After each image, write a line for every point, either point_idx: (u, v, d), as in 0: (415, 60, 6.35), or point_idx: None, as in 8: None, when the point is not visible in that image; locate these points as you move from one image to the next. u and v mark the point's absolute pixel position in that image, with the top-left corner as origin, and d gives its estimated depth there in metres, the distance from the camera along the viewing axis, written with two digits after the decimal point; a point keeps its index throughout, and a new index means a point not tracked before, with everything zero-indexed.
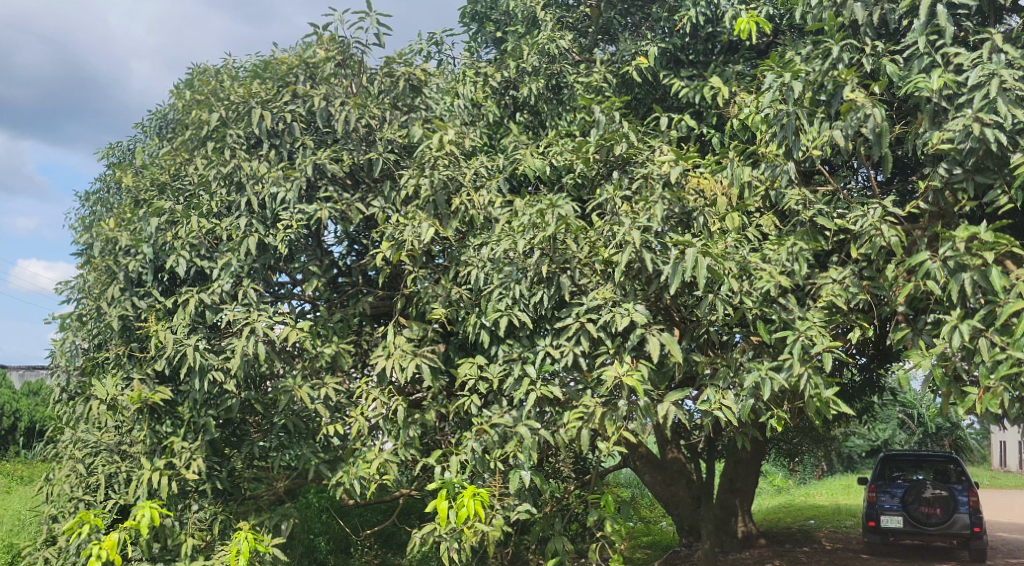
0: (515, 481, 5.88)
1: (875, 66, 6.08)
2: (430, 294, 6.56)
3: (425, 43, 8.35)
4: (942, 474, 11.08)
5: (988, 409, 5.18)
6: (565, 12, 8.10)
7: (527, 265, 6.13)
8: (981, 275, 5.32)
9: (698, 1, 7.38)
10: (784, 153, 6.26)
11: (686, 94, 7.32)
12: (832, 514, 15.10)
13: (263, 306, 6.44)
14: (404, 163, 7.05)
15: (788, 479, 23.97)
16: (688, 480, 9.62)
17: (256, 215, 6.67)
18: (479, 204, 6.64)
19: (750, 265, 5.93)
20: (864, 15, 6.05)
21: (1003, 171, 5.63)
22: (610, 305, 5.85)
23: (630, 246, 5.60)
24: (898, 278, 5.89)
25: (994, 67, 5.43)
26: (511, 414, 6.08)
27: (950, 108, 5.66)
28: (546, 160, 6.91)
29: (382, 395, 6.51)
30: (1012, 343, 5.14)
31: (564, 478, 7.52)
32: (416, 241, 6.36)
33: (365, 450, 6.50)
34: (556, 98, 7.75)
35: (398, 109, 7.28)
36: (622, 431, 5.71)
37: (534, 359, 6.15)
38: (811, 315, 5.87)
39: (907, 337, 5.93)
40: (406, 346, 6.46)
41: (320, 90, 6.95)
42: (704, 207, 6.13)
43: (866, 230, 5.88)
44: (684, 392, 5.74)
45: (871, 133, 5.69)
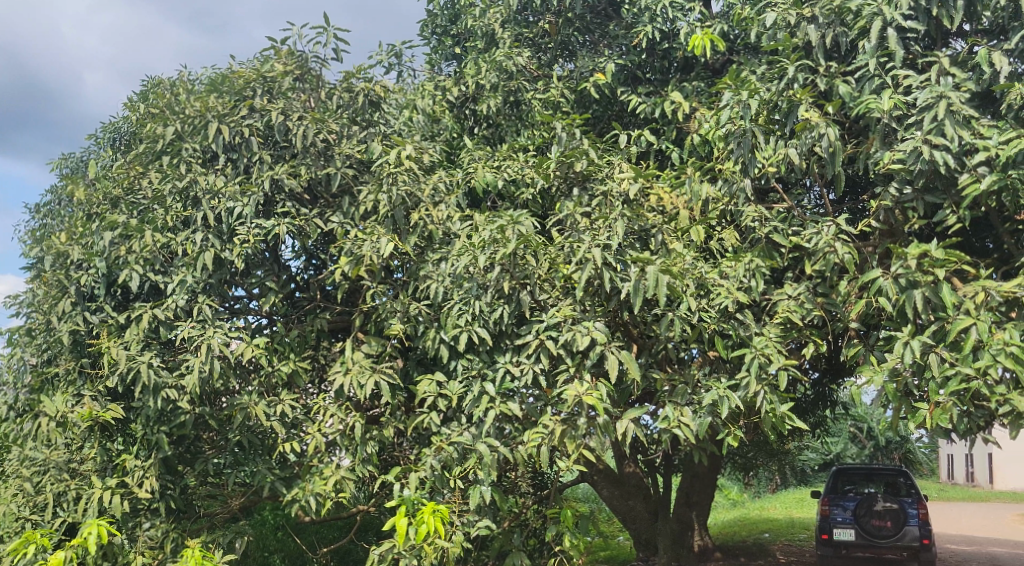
0: (475, 498, 5.89)
1: (828, 86, 6.21)
2: (388, 309, 6.54)
3: (384, 56, 8.36)
4: (893, 487, 11.31)
5: (938, 424, 5.29)
6: (524, 28, 8.07)
7: (487, 281, 6.14)
8: (931, 291, 5.46)
9: (655, 17, 7.47)
10: (740, 171, 6.35)
11: (644, 110, 7.40)
12: (786, 527, 15.27)
13: (218, 322, 6.36)
14: (363, 179, 7.03)
15: (743, 493, 24.21)
16: (644, 494, 9.68)
17: (212, 229, 6.59)
18: (437, 219, 6.63)
19: (708, 282, 5.99)
20: (817, 37, 6.20)
21: (951, 192, 5.78)
22: (569, 323, 5.90)
23: (590, 264, 5.64)
24: (851, 295, 6.01)
25: (941, 90, 5.58)
26: (470, 432, 6.07)
27: (900, 129, 5.79)
28: (505, 177, 6.92)
29: (340, 411, 6.53)
30: (961, 359, 5.27)
31: (522, 493, 7.53)
32: (375, 257, 6.33)
33: (322, 468, 6.41)
34: (515, 113, 7.75)
35: (356, 124, 7.25)
36: (582, 448, 5.73)
37: (494, 376, 6.16)
38: (766, 331, 6.00)
39: (860, 353, 6.06)
40: (365, 362, 6.42)
41: (278, 104, 6.89)
42: (663, 225, 6.16)
43: (820, 247, 5.98)
44: (643, 409, 5.80)
45: (825, 153, 5.82)
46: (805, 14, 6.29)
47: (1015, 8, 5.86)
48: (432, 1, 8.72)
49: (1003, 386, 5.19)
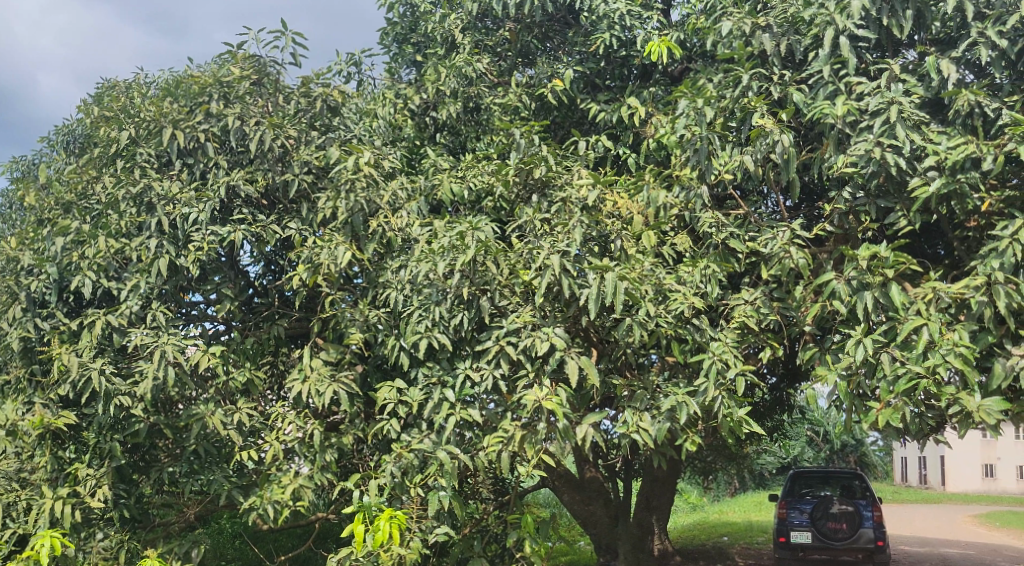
0: (434, 505, 5.89)
1: (783, 94, 6.31)
2: (348, 317, 6.49)
3: (344, 65, 8.35)
4: (848, 490, 11.52)
5: (891, 423, 5.39)
6: (484, 35, 8.10)
7: (447, 287, 6.14)
8: (882, 294, 5.56)
9: (613, 25, 7.50)
10: (697, 177, 6.40)
11: (603, 116, 7.46)
12: (745, 531, 15.44)
13: (173, 329, 6.29)
14: (321, 185, 6.98)
15: (703, 497, 24.38)
16: (606, 500, 9.69)
17: (168, 235, 6.49)
18: (397, 226, 6.60)
19: (665, 287, 6.03)
20: (771, 46, 6.30)
21: (903, 196, 5.90)
22: (529, 328, 5.92)
23: (549, 270, 5.66)
24: (806, 299, 6.10)
25: (892, 96, 5.69)
26: (430, 438, 6.05)
27: (853, 133, 5.83)
28: (465, 184, 6.93)
29: (298, 419, 6.48)
30: (911, 358, 5.38)
31: (483, 498, 7.54)
32: (332, 265, 6.30)
33: (280, 476, 6.36)
34: (475, 120, 7.78)
35: (315, 129, 7.23)
36: (542, 453, 5.78)
37: (454, 383, 6.14)
38: (723, 336, 6.07)
39: (815, 356, 6.15)
40: (323, 370, 6.37)
41: (235, 109, 6.81)
42: (621, 230, 6.22)
43: (775, 253, 6.07)
44: (602, 414, 5.83)
45: (779, 159, 5.92)
46: (759, 23, 6.40)
47: (961, 18, 6.00)
48: (391, 9, 8.71)
49: (952, 386, 5.29)
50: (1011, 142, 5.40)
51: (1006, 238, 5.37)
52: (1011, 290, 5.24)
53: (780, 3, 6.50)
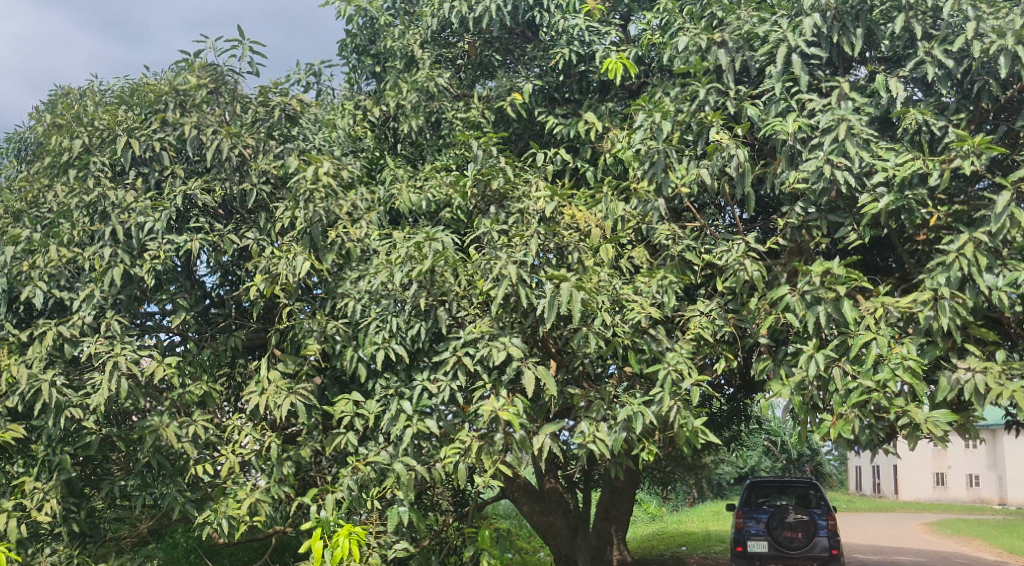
0: (393, 519, 5.88)
1: (738, 109, 6.41)
2: (305, 327, 6.43)
3: (303, 75, 8.42)
4: (804, 499, 11.66)
5: (842, 435, 5.47)
6: (444, 48, 8.12)
7: (404, 298, 6.15)
8: (833, 308, 5.67)
9: (572, 40, 7.55)
10: (654, 190, 6.46)
11: (561, 130, 7.52)
12: (704, 541, 15.57)
13: (128, 339, 6.20)
14: (280, 195, 6.94)
15: (662, 507, 24.57)
16: (565, 510, 9.71)
17: (121, 245, 6.40)
18: (356, 236, 6.57)
19: (622, 297, 6.08)
20: (727, 61, 6.39)
21: (853, 212, 6.04)
22: (486, 338, 5.93)
23: (505, 281, 5.69)
24: (761, 311, 6.17)
25: (843, 113, 5.79)
26: (387, 451, 6.02)
27: (805, 150, 5.94)
28: (422, 194, 6.95)
29: (255, 431, 6.42)
30: (862, 372, 5.47)
31: (442, 511, 7.53)
32: (290, 275, 6.26)
33: (236, 489, 6.30)
34: (436, 133, 7.80)
35: (273, 139, 7.16)
36: (499, 464, 5.76)
37: (411, 394, 6.13)
38: (679, 347, 6.12)
39: (769, 367, 6.23)
40: (281, 382, 6.31)
41: (191, 118, 6.76)
42: (578, 242, 6.23)
43: (730, 265, 6.15)
44: (559, 425, 5.86)
45: (734, 172, 5.99)
46: (715, 39, 6.46)
47: (909, 37, 6.17)
48: (351, 20, 8.70)
49: (901, 398, 5.40)
50: (956, 159, 5.53)
51: (953, 251, 5.48)
52: (956, 305, 5.36)
53: (735, 20, 6.57)
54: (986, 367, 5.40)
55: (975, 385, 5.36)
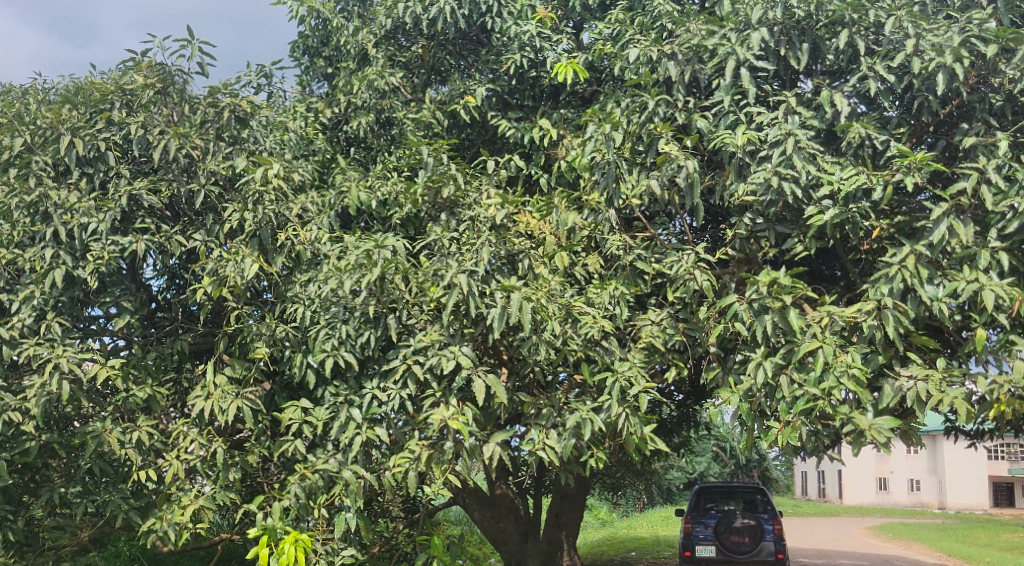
0: (341, 525, 5.81)
1: (687, 120, 6.48)
2: (253, 332, 6.34)
3: (254, 76, 8.32)
4: (751, 504, 11.83)
5: (788, 441, 5.53)
6: (398, 51, 8.08)
7: (354, 305, 6.12)
8: (780, 316, 5.75)
9: (524, 47, 7.56)
10: (605, 201, 6.52)
11: (513, 134, 7.55)
12: (654, 545, 15.68)
13: (69, 342, 6.06)
14: (229, 198, 6.83)
15: (613, 512, 24.71)
16: (515, 516, 9.69)
17: (64, 246, 6.27)
18: (306, 240, 6.49)
19: (574, 308, 6.10)
20: (676, 73, 6.46)
21: (799, 223, 6.14)
22: (436, 347, 5.92)
23: (456, 290, 5.68)
24: (710, 319, 6.23)
25: (790, 127, 5.89)
26: (335, 459, 5.96)
27: (753, 162, 6.02)
28: (373, 194, 6.95)
29: (201, 436, 6.28)
30: (808, 381, 5.54)
31: (392, 516, 7.49)
32: (238, 278, 6.15)
33: (180, 496, 6.18)
34: (387, 134, 7.81)
35: (222, 140, 7.01)
36: (448, 472, 5.73)
37: (361, 402, 6.07)
38: (630, 356, 6.15)
39: (718, 375, 6.29)
40: (228, 387, 6.20)
41: (137, 118, 6.65)
42: (529, 249, 6.27)
43: (681, 275, 6.18)
44: (509, 432, 5.85)
45: (684, 183, 6.05)
46: (665, 50, 6.55)
47: (852, 52, 6.30)
48: (303, 21, 8.71)
49: (845, 406, 5.48)
50: (898, 174, 5.66)
51: (895, 263, 5.60)
52: (899, 315, 5.47)
53: (684, 32, 6.64)
54: (927, 375, 5.52)
55: (916, 393, 5.47)
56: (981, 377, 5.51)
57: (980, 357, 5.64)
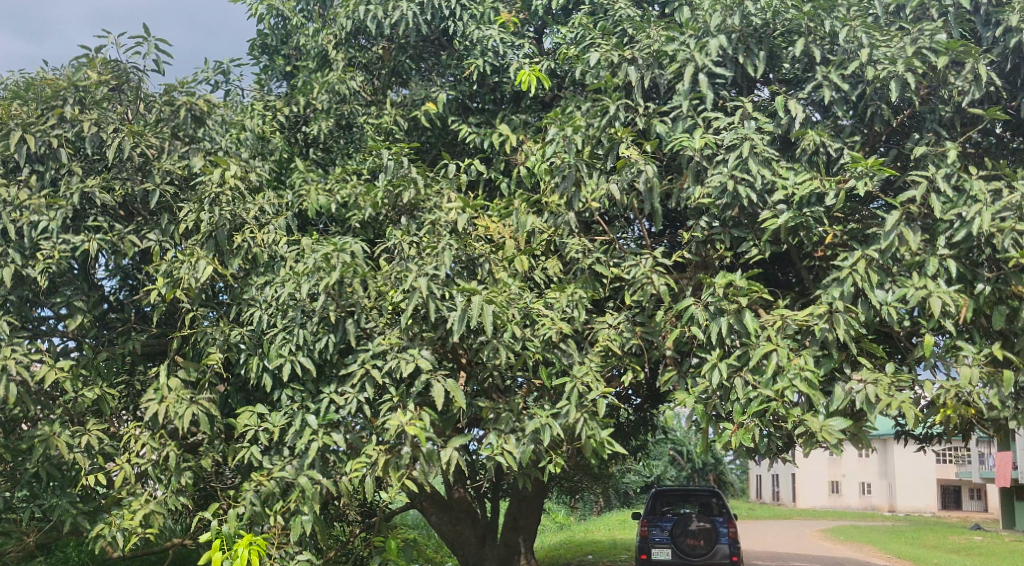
0: (296, 530, 5.74)
1: (647, 125, 6.53)
2: (208, 335, 6.25)
3: (211, 74, 8.24)
4: (706, 507, 11.94)
5: (743, 444, 5.58)
6: (357, 52, 8.03)
7: (312, 308, 6.04)
8: (735, 319, 5.81)
9: (486, 51, 7.56)
10: (565, 204, 6.57)
11: (474, 140, 7.55)
12: (610, 549, 15.75)
13: (17, 342, 5.92)
14: (184, 197, 6.73)
15: (570, 516, 24.78)
16: (472, 520, 9.67)
17: (12, 244, 6.14)
18: (263, 242, 6.42)
19: (533, 311, 6.10)
20: (636, 78, 6.52)
21: (754, 228, 6.22)
22: (395, 350, 5.89)
23: (416, 295, 5.65)
24: (667, 323, 6.28)
25: (746, 132, 5.97)
26: (292, 465, 5.90)
27: (710, 166, 6.09)
28: (331, 198, 6.92)
29: (152, 440, 6.13)
30: (762, 383, 5.61)
31: (349, 521, 7.44)
32: (193, 280, 6.06)
33: (131, 500, 6.08)
34: (348, 138, 7.83)
35: (177, 140, 6.93)
36: (405, 477, 5.70)
37: (318, 407, 6.03)
38: (588, 359, 6.18)
39: (674, 379, 6.34)
40: (181, 390, 6.08)
41: (91, 115, 6.51)
42: (490, 253, 6.25)
43: (638, 278, 6.21)
44: (467, 438, 5.83)
45: (643, 187, 6.09)
46: (625, 55, 6.60)
47: (808, 61, 6.40)
48: (263, 20, 8.70)
49: (798, 409, 5.55)
50: (851, 180, 5.76)
51: (847, 268, 5.69)
52: (850, 318, 5.57)
53: (645, 38, 6.70)
54: (877, 380, 5.62)
55: (866, 396, 5.58)
56: (929, 382, 5.62)
57: (929, 361, 5.75)
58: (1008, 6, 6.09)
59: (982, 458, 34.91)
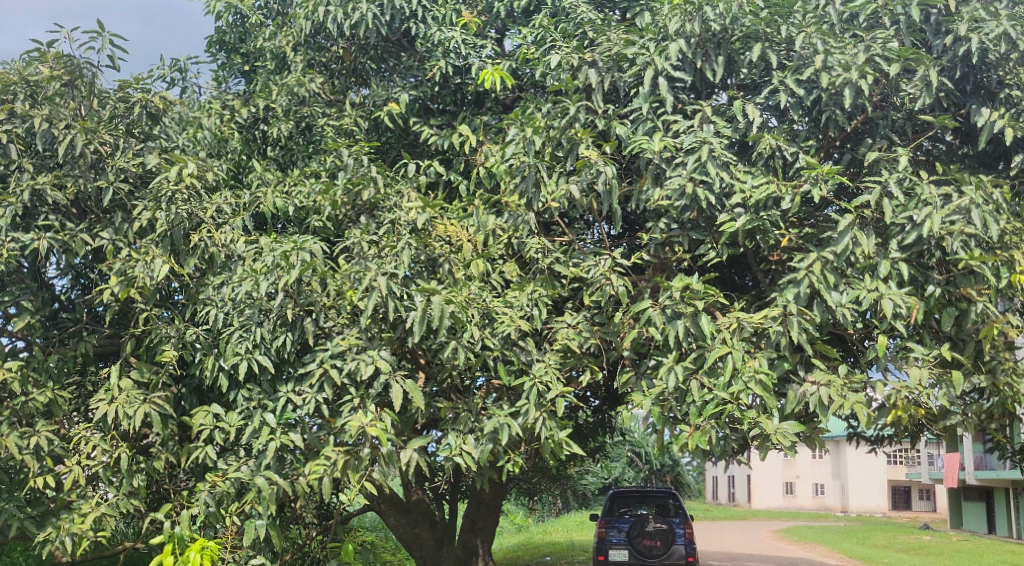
0: (248, 533, 5.64)
1: (607, 127, 6.58)
2: (162, 334, 6.14)
3: (167, 71, 8.13)
4: (663, 508, 12.05)
5: (699, 445, 5.61)
6: (317, 52, 8.03)
7: (269, 307, 5.99)
8: (692, 321, 5.87)
9: (449, 52, 7.58)
10: (524, 204, 6.57)
11: (434, 141, 7.53)
12: (568, 550, 15.79)
13: None
14: (139, 195, 6.64)
15: (528, 518, 24.83)
16: (431, 522, 9.63)
17: None
18: (220, 241, 6.35)
19: (493, 310, 6.09)
20: (597, 81, 6.56)
21: (712, 230, 6.29)
22: (353, 351, 5.83)
23: (375, 293, 5.59)
24: (625, 324, 6.26)
25: (705, 136, 6.05)
26: (247, 466, 5.87)
27: (669, 169, 6.15)
28: (289, 201, 6.83)
29: (104, 442, 6.02)
30: (718, 385, 5.66)
31: (306, 523, 7.37)
32: (147, 280, 5.95)
33: (81, 504, 5.95)
34: (308, 139, 7.64)
35: (132, 137, 6.84)
36: (363, 478, 5.65)
37: (274, 407, 5.99)
38: (547, 359, 6.20)
39: (632, 380, 6.37)
40: (134, 391, 5.97)
41: (42, 110, 6.34)
42: (449, 253, 6.25)
43: (597, 279, 6.25)
44: (426, 438, 5.81)
45: (603, 189, 6.12)
46: (585, 58, 6.64)
47: (765, 67, 6.51)
48: (220, 18, 8.59)
49: (753, 410, 5.60)
50: (807, 185, 5.85)
51: (802, 270, 5.77)
52: (803, 321, 5.66)
53: (605, 41, 6.75)
54: (830, 381, 5.70)
55: (819, 397, 5.67)
56: (880, 384, 5.73)
57: (880, 362, 5.87)
58: (958, 15, 6.24)
59: (932, 459, 35.62)
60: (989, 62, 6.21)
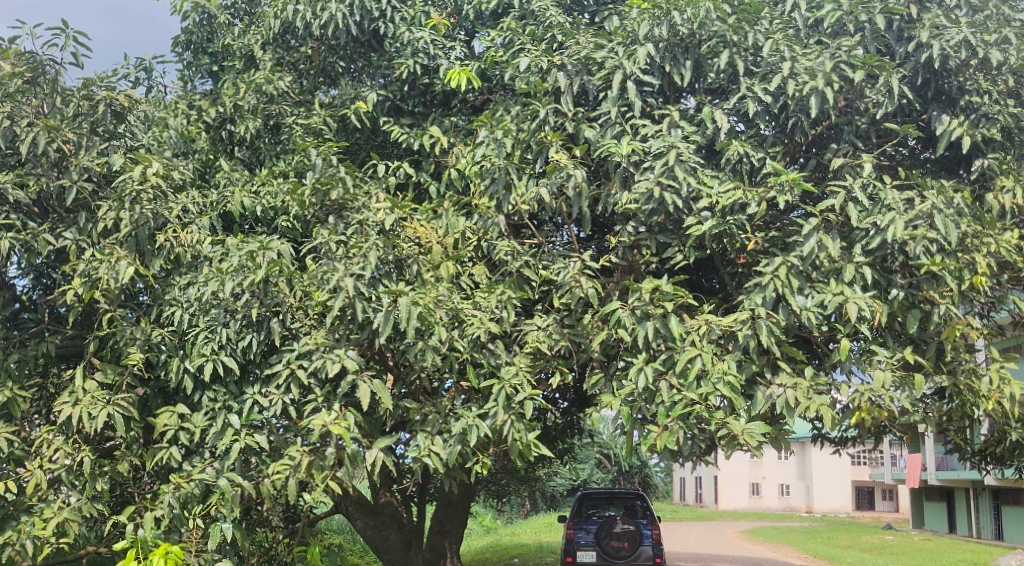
0: (214, 536, 5.60)
1: (576, 130, 6.61)
2: (126, 335, 6.05)
3: (132, 69, 8.01)
4: (631, 509, 12.11)
5: (667, 446, 5.63)
6: (285, 51, 8.02)
7: (235, 308, 5.94)
8: (661, 323, 5.92)
9: (417, 52, 7.51)
10: (494, 206, 6.57)
11: (405, 141, 7.46)
12: (538, 552, 15.81)
13: None
14: (103, 195, 6.56)
15: (497, 520, 24.79)
16: (398, 524, 9.59)
17: None
18: (186, 241, 6.25)
19: (461, 312, 6.07)
20: (566, 83, 6.58)
21: (679, 233, 6.34)
22: (320, 351, 5.80)
23: (343, 294, 5.56)
24: (593, 326, 6.33)
25: (672, 140, 6.10)
26: (212, 467, 5.78)
27: (637, 172, 6.18)
28: (257, 200, 6.78)
29: (66, 445, 5.93)
30: (686, 387, 5.70)
31: (273, 526, 7.30)
32: (111, 281, 5.86)
33: (42, 507, 5.85)
34: (276, 138, 7.60)
35: (96, 136, 6.75)
36: (330, 479, 5.61)
37: (239, 408, 5.95)
38: (516, 361, 6.20)
39: (601, 382, 6.40)
40: (97, 393, 5.87)
41: (4, 108, 6.22)
42: (418, 255, 6.22)
43: (566, 281, 6.27)
44: (393, 438, 5.77)
45: (572, 192, 6.15)
46: (555, 61, 6.66)
47: (732, 72, 6.57)
48: (187, 17, 8.50)
49: (720, 411, 5.64)
50: (773, 190, 5.91)
51: (768, 273, 5.82)
52: (771, 323, 5.70)
53: (575, 44, 6.77)
54: (796, 383, 5.77)
55: (786, 399, 5.73)
56: (844, 385, 5.80)
57: (845, 363, 5.94)
58: (919, 22, 6.36)
59: (895, 459, 36.05)
60: (950, 68, 6.36)
